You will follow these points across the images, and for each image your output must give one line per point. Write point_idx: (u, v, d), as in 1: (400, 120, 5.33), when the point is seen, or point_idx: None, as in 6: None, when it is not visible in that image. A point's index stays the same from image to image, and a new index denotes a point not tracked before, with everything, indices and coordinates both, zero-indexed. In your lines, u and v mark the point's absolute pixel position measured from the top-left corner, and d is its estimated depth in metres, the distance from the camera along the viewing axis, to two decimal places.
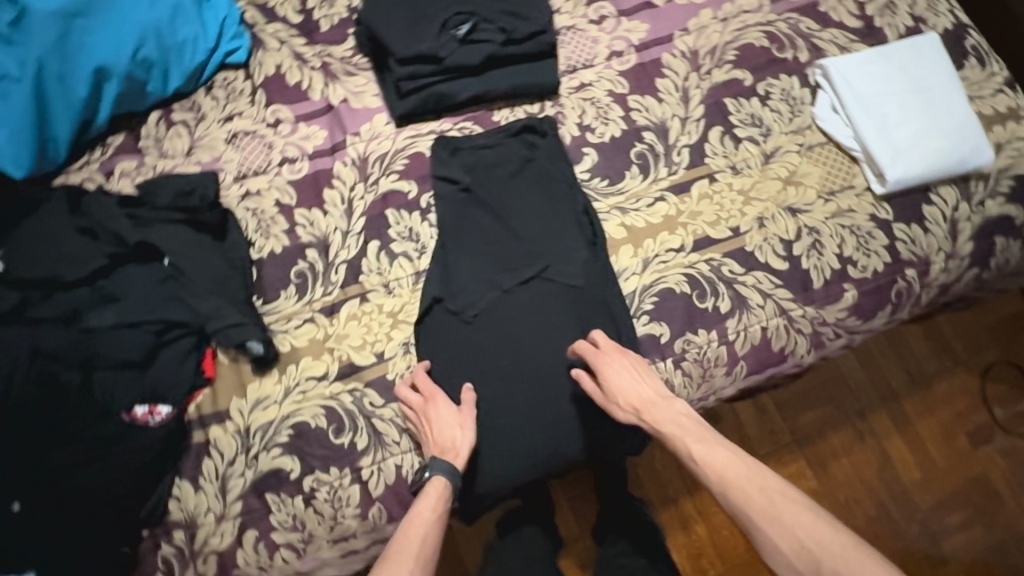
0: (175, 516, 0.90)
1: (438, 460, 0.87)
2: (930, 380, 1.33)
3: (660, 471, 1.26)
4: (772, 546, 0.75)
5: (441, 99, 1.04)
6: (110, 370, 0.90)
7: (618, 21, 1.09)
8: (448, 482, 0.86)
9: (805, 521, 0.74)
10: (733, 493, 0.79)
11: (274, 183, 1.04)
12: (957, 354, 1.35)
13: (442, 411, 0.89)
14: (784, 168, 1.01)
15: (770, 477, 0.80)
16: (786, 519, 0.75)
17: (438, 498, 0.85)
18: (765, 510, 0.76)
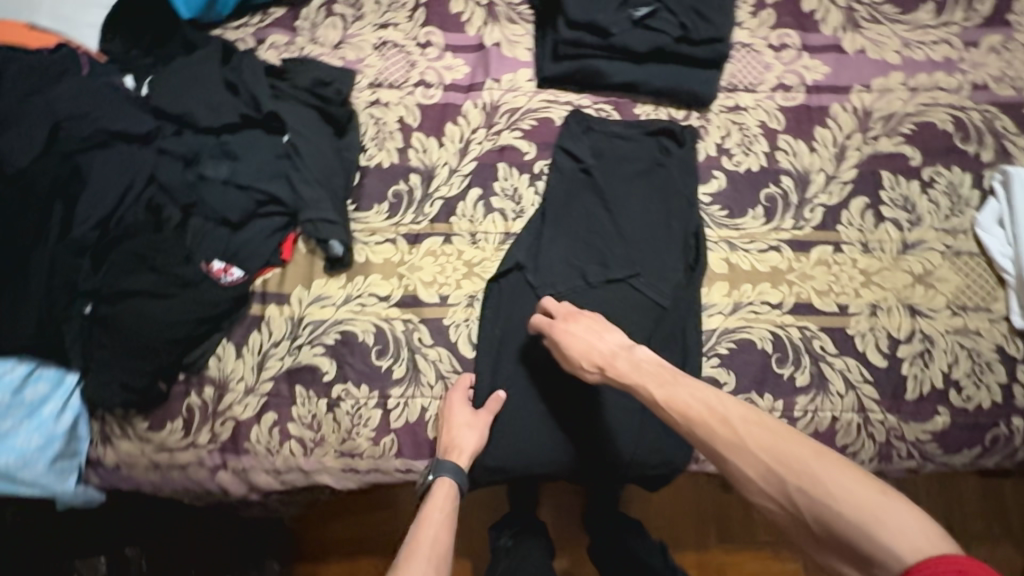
0: (211, 373, 0.95)
1: (441, 461, 0.88)
2: (967, 540, 1.21)
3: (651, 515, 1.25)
4: (740, 477, 0.68)
5: (592, 74, 1.01)
6: (205, 220, 0.94)
7: (799, 55, 1.02)
8: (454, 483, 0.88)
9: (768, 442, 0.68)
10: (698, 429, 0.73)
11: (404, 101, 1.04)
12: (1010, 526, 1.21)
13: (448, 413, 0.89)
14: (919, 264, 0.93)
15: (732, 403, 0.74)
16: (750, 445, 0.69)
17: (444, 498, 0.87)
18: (729, 441, 0.70)
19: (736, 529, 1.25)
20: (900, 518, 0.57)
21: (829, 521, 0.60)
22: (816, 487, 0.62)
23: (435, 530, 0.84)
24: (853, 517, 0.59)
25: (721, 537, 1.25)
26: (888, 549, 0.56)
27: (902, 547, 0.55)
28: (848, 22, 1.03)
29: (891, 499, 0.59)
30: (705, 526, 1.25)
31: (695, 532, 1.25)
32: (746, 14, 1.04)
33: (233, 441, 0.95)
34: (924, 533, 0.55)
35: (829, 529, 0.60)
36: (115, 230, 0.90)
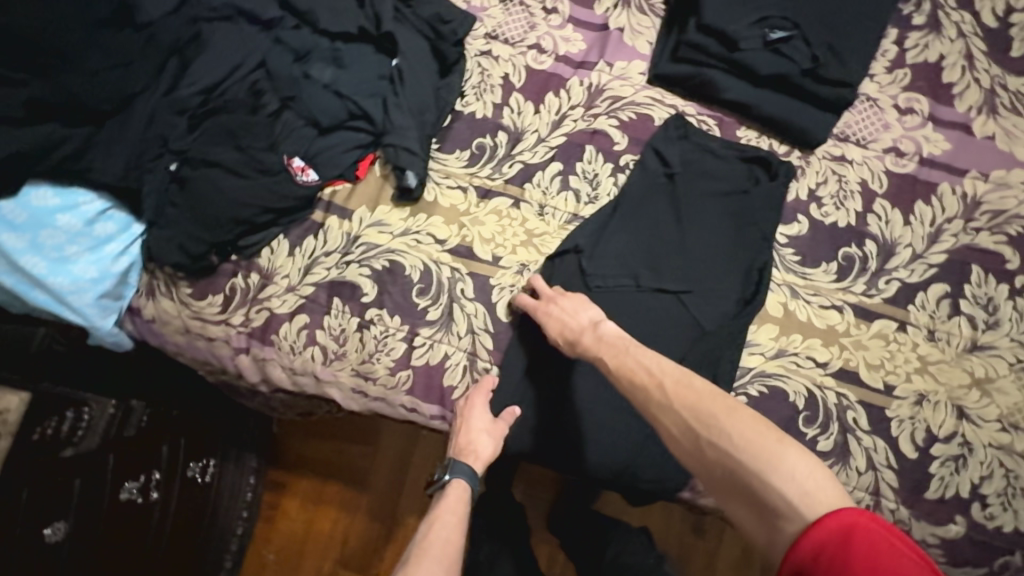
0: (261, 261, 0.98)
1: (455, 462, 0.91)
2: None
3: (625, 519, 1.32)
4: (665, 433, 0.73)
5: (706, 83, 0.98)
6: (297, 116, 0.95)
7: (923, 123, 0.97)
8: (466, 485, 0.91)
9: (691, 400, 0.71)
10: (635, 391, 0.76)
11: (513, 59, 1.04)
12: None
13: (470, 417, 0.89)
14: (982, 368, 0.88)
15: (669, 367, 0.77)
16: (676, 404, 0.72)
17: (457, 499, 0.90)
18: (659, 400, 0.73)
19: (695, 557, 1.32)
20: (796, 467, 0.62)
21: (734, 468, 0.65)
22: (728, 442, 0.66)
23: (447, 530, 0.85)
24: (753, 465, 0.64)
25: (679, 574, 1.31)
26: (780, 493, 0.61)
27: (794, 492, 0.60)
28: (986, 104, 0.97)
29: (789, 447, 0.64)
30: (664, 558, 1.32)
31: None
32: (881, 67, 0.99)
33: (262, 330, 0.98)
34: (816, 482, 0.60)
35: (735, 478, 0.65)
36: (216, 100, 0.93)
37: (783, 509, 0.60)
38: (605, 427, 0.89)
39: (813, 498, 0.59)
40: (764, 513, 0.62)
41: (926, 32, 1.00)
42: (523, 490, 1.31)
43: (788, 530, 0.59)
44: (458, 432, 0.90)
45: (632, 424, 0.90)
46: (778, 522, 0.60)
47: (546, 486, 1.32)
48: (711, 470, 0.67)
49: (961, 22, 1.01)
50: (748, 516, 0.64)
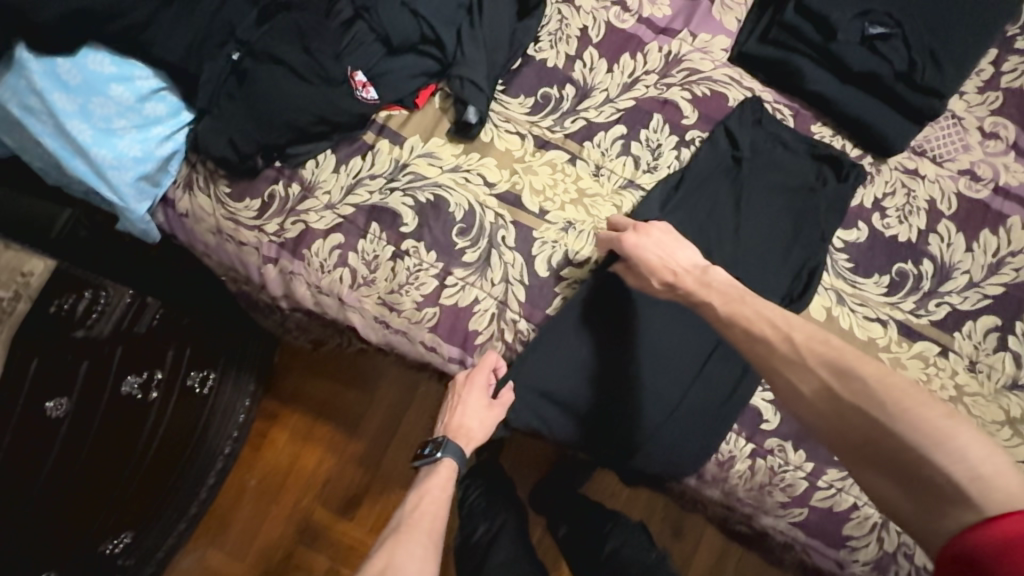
0: (305, 173, 0.96)
1: (448, 442, 0.91)
2: None
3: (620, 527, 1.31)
4: (793, 392, 0.71)
5: (790, 70, 0.94)
6: (369, 29, 0.92)
7: (1005, 151, 0.93)
8: (455, 466, 0.91)
9: (832, 361, 0.68)
10: (760, 346, 0.74)
11: (595, 13, 1.00)
12: None
13: (470, 402, 0.89)
14: (1018, 408, 0.86)
15: (794, 320, 0.74)
16: (809, 362, 0.70)
17: (443, 478, 0.89)
18: (792, 359, 0.71)
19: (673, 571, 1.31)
20: (966, 448, 0.59)
21: (887, 439, 0.63)
22: (883, 412, 0.63)
23: (434, 506, 0.85)
24: (913, 439, 0.61)
25: None
26: (943, 472, 0.59)
27: (960, 472, 0.58)
28: None
29: (958, 425, 0.61)
30: None
31: None
32: (973, 86, 0.95)
33: (294, 243, 0.96)
34: (990, 466, 0.58)
35: (886, 450, 0.63)
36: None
37: (950, 491, 0.58)
38: (626, 398, 0.88)
39: (988, 484, 0.57)
40: (924, 493, 0.60)
41: None
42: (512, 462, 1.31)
43: (958, 516, 0.57)
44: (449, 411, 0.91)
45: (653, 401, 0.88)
46: (940, 503, 0.58)
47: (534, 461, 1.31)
48: (854, 438, 0.65)
49: None
50: (900, 495, 0.62)
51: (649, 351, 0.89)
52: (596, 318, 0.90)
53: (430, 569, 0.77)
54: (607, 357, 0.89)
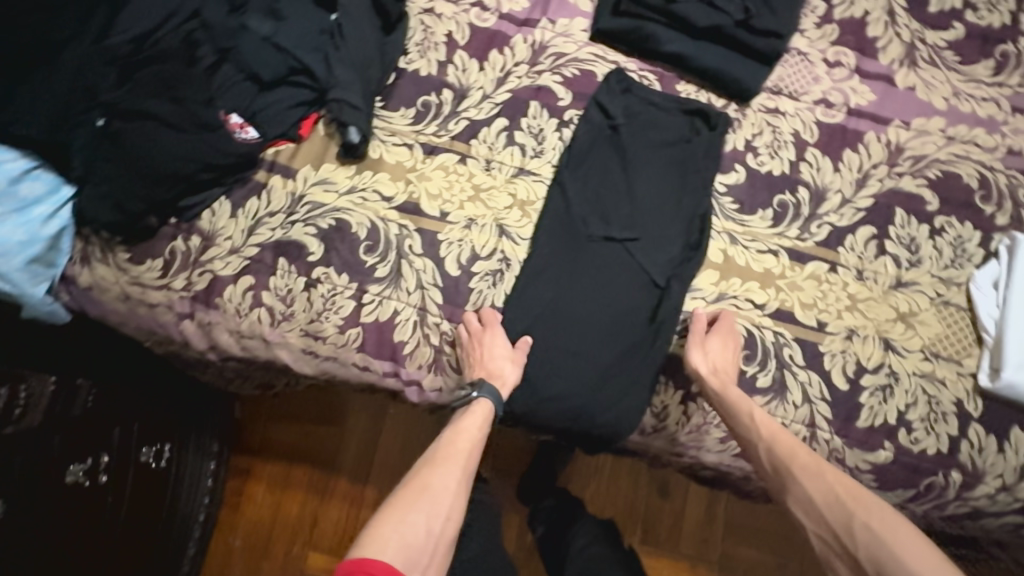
0: (202, 224, 0.95)
1: (484, 382, 0.88)
2: None
3: (616, 500, 1.36)
4: (803, 496, 0.78)
5: (646, 38, 1.00)
6: (236, 70, 0.94)
7: (849, 75, 1.02)
8: (492, 406, 0.89)
9: (843, 482, 0.77)
10: (781, 449, 0.82)
11: (457, 17, 1.04)
12: None
13: (497, 342, 0.89)
14: (905, 304, 0.93)
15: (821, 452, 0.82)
16: (825, 474, 0.78)
17: (483, 422, 0.88)
18: (808, 468, 0.79)
19: (660, 537, 1.35)
20: None
21: (880, 558, 0.69)
22: (879, 527, 0.71)
23: (467, 445, 0.85)
24: (907, 562, 0.66)
25: (643, 538, 1.35)
26: None
27: None
28: (907, 57, 1.02)
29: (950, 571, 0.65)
30: (630, 521, 1.36)
31: (620, 524, 1.35)
32: (811, 22, 1.03)
33: (206, 293, 0.95)
34: None
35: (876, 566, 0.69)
36: (147, 49, 0.91)
37: None
38: (557, 373, 0.92)
39: None
40: None
41: None
42: (491, 469, 1.33)
43: None
44: (475, 366, 0.89)
45: (583, 369, 0.92)
46: None
47: (506, 462, 1.33)
48: (841, 540, 0.73)
49: None
50: None
51: (570, 325, 0.92)
52: (516, 303, 0.93)
53: (461, 501, 0.82)
54: (532, 338, 0.93)
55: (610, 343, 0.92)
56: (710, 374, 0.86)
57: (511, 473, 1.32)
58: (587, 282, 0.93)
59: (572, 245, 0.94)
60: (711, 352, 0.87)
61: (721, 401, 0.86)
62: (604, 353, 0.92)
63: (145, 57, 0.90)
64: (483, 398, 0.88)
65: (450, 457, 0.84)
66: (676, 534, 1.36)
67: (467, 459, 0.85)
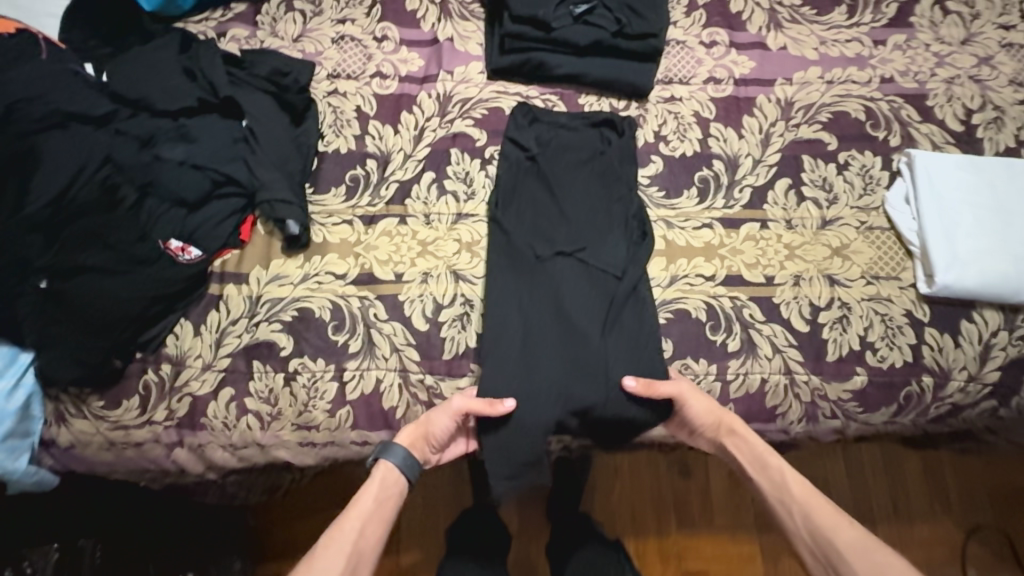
0: (168, 350, 0.96)
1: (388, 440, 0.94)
2: (913, 517, 1.47)
3: (643, 492, 1.39)
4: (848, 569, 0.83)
5: (538, 67, 1.07)
6: (162, 200, 0.95)
7: (727, 51, 1.11)
8: (387, 471, 0.91)
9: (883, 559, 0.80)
10: (820, 522, 0.87)
11: (360, 91, 1.09)
12: (950, 504, 1.47)
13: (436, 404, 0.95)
14: (836, 239, 1.01)
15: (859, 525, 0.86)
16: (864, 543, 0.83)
17: (390, 480, 0.91)
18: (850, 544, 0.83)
19: (694, 516, 1.39)
20: None
21: None
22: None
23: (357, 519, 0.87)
24: None
25: (680, 522, 1.38)
26: None
27: None
28: (771, 22, 1.12)
29: None
30: (663, 510, 1.39)
31: (654, 515, 1.38)
32: (680, 14, 1.12)
33: (189, 417, 0.96)
34: None
35: None
36: (69, 205, 0.90)
37: None
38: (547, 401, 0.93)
39: None
40: None
41: None
42: (517, 499, 1.35)
43: None
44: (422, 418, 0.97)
45: (573, 390, 0.93)
46: None
47: (530, 489, 1.35)
48: None
49: None
50: None
51: (547, 350, 0.94)
52: (487, 337, 0.95)
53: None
54: (513, 368, 0.94)
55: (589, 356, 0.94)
56: (738, 430, 0.93)
57: (536, 501, 1.34)
58: (548, 301, 0.97)
59: (525, 273, 0.98)
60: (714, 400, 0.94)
61: (749, 453, 0.94)
62: (585, 360, 0.94)
63: (67, 212, 0.90)
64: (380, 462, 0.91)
65: (348, 525, 0.87)
66: (707, 507, 1.39)
67: (370, 524, 0.88)
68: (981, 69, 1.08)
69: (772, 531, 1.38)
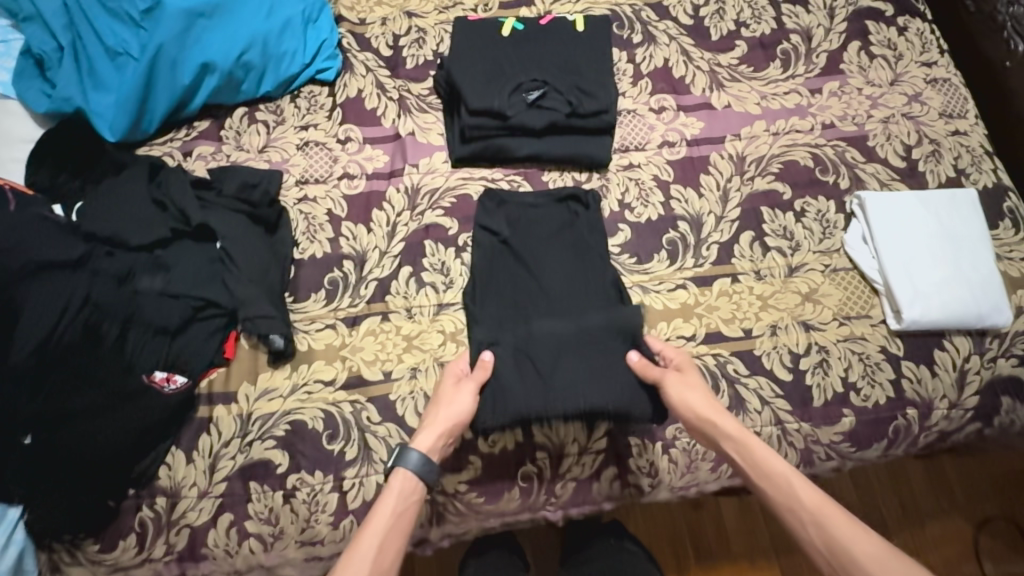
0: (162, 482, 0.95)
1: (405, 453, 0.88)
2: (925, 517, 1.47)
3: (659, 526, 1.39)
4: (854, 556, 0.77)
5: (499, 152, 1.11)
6: (143, 331, 0.94)
7: (676, 114, 1.16)
8: (410, 472, 0.87)
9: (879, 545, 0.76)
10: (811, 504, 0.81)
11: (330, 194, 1.11)
12: (956, 500, 1.48)
13: (444, 389, 0.93)
14: (805, 284, 1.04)
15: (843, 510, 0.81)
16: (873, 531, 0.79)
17: (409, 489, 0.87)
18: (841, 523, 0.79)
19: (712, 548, 1.37)
20: None
21: None
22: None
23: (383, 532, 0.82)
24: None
25: (698, 555, 1.37)
26: None
27: None
28: (712, 83, 1.18)
29: None
30: (680, 545, 1.38)
31: (672, 551, 1.37)
32: (627, 84, 1.18)
33: (190, 549, 0.94)
34: None
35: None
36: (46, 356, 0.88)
37: None
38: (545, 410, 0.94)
39: None
40: None
41: (646, 46, 1.21)
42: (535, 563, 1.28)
43: None
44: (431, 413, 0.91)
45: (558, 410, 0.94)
46: None
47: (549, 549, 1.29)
48: None
49: (667, 29, 1.22)
50: None
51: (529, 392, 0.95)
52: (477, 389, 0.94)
53: None
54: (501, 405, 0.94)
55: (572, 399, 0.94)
56: (728, 433, 0.88)
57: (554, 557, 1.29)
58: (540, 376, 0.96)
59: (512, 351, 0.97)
60: (703, 396, 0.91)
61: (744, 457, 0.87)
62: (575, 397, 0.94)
63: (48, 359, 0.88)
64: (404, 466, 0.87)
65: (363, 547, 0.81)
66: (722, 539, 1.38)
67: (384, 547, 0.81)
68: (912, 106, 1.15)
69: (790, 555, 1.38)
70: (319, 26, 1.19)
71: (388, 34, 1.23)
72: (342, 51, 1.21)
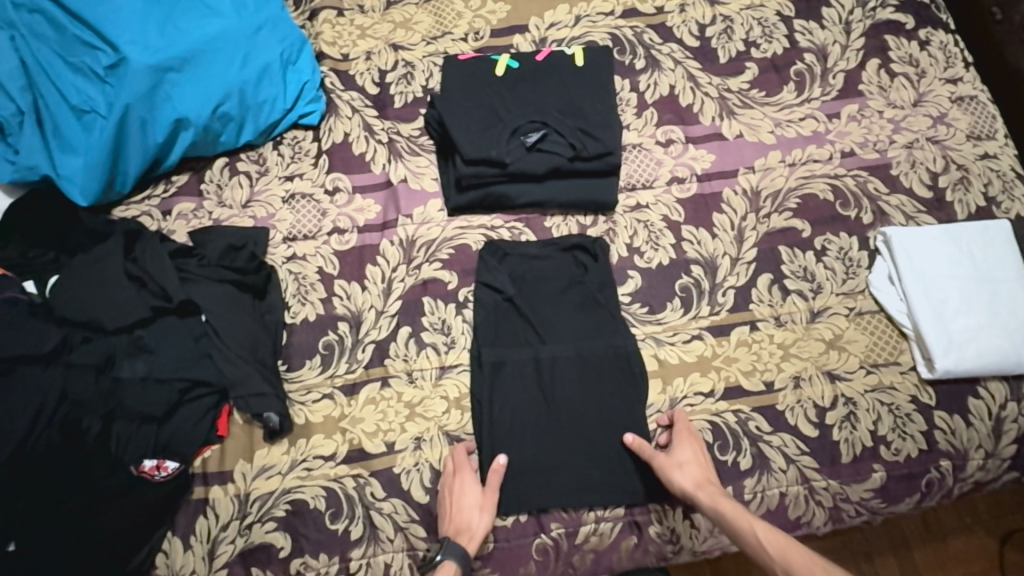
0: (160, 571, 0.89)
1: (450, 542, 0.85)
2: (945, 531, 1.22)
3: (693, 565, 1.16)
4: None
5: (498, 200, 1.05)
6: (129, 420, 0.90)
7: (685, 147, 1.09)
8: (458, 566, 0.85)
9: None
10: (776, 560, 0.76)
11: (320, 251, 1.04)
12: (979, 511, 1.23)
13: (467, 488, 0.90)
14: (829, 330, 0.98)
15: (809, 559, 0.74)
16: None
17: None
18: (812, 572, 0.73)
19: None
20: None
21: None
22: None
23: None
24: None
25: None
26: None
27: None
28: (722, 110, 1.11)
29: None
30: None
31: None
32: (631, 116, 1.11)
33: None
34: None
35: None
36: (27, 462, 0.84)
37: None
38: (563, 485, 0.92)
39: None
40: None
41: (650, 72, 1.13)
42: None
43: None
44: (449, 510, 0.89)
45: (575, 484, 0.92)
46: None
47: None
48: None
49: (671, 52, 1.14)
50: None
51: (544, 465, 0.93)
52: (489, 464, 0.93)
53: None
54: (516, 477, 0.92)
55: (589, 473, 0.92)
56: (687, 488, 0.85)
57: None
58: (568, 501, 0.91)
59: (530, 443, 0.93)
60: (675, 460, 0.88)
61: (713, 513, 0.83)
62: (593, 472, 0.92)
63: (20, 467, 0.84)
64: (449, 560, 0.84)
65: None
66: (744, 565, 1.15)
67: None
68: (937, 128, 1.07)
69: None
70: (299, 67, 1.12)
71: (373, 71, 1.15)
72: (326, 91, 1.13)
